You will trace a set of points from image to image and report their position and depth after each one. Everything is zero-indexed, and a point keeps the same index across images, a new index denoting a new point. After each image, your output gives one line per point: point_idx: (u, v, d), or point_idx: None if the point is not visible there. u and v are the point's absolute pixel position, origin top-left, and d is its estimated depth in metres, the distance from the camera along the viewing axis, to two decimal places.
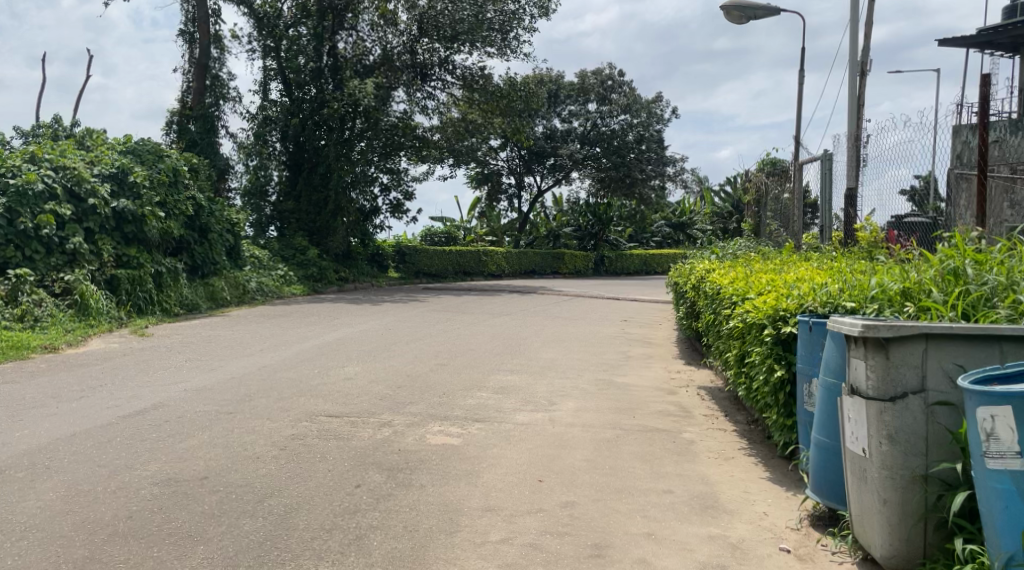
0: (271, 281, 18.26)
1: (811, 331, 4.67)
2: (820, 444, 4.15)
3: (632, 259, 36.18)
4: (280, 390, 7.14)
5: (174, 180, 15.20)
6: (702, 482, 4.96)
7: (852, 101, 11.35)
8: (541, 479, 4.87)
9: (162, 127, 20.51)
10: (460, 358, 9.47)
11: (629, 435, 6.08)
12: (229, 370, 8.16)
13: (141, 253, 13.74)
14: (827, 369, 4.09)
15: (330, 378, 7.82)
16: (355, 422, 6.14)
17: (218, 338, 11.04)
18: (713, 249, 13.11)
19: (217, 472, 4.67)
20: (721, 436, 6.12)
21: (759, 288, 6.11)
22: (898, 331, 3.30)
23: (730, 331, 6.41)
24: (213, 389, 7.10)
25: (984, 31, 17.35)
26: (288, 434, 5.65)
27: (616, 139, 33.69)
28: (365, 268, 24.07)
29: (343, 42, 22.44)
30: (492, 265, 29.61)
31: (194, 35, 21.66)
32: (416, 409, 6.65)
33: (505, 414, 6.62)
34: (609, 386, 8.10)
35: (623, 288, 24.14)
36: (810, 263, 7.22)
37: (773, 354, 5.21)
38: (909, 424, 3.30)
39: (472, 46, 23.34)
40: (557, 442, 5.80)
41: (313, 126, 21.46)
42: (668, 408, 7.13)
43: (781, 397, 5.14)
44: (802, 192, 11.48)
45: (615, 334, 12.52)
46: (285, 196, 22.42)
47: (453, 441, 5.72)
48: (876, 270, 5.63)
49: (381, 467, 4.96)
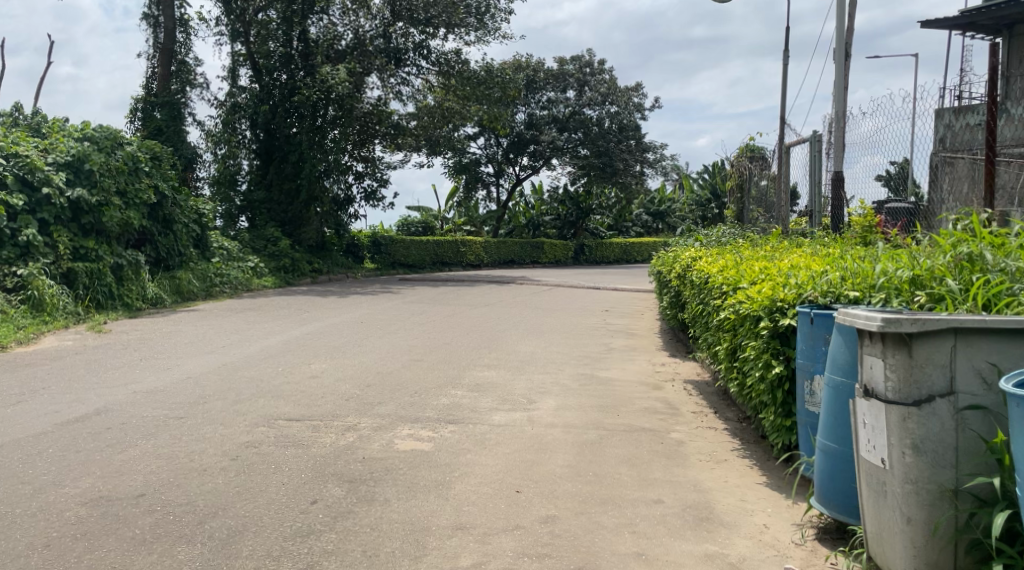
0: (241, 274, 17.62)
1: (812, 324, 4.26)
2: (827, 450, 3.74)
3: (613, 248, 35.94)
4: (238, 391, 6.64)
5: (134, 168, 14.48)
6: (694, 489, 4.54)
7: (837, 82, 10.95)
8: (518, 490, 4.43)
9: (126, 114, 19.79)
10: (435, 353, 9.00)
11: (613, 436, 5.65)
12: (185, 369, 7.63)
13: (100, 245, 13.13)
14: (833, 366, 3.68)
15: (294, 377, 7.32)
16: (317, 426, 5.66)
17: (177, 334, 10.47)
18: (696, 236, 12.72)
19: (156, 489, 4.21)
20: (711, 436, 5.71)
21: (752, 277, 5.67)
22: (923, 326, 2.90)
23: (720, 322, 5.97)
24: (165, 391, 6.58)
25: (966, 13, 17.05)
26: (241, 441, 5.17)
27: (596, 126, 33.27)
28: (339, 260, 23.51)
29: (314, 26, 21.54)
30: (471, 254, 29.16)
31: (159, 18, 20.82)
32: (385, 410, 6.18)
33: (481, 415, 6.17)
34: (591, 382, 7.67)
35: (605, 277, 23.73)
36: (804, 249, 6.79)
37: (770, 349, 4.77)
38: (936, 432, 2.90)
39: (447, 30, 22.77)
40: (536, 445, 5.36)
41: (284, 112, 20.83)
42: (654, 405, 6.72)
43: (779, 395, 4.72)
44: (788, 176, 11.10)
45: (596, 325, 12.11)
46: (255, 186, 21.72)
47: (423, 446, 5.27)
48: (879, 256, 5.20)
49: (342, 479, 4.50)
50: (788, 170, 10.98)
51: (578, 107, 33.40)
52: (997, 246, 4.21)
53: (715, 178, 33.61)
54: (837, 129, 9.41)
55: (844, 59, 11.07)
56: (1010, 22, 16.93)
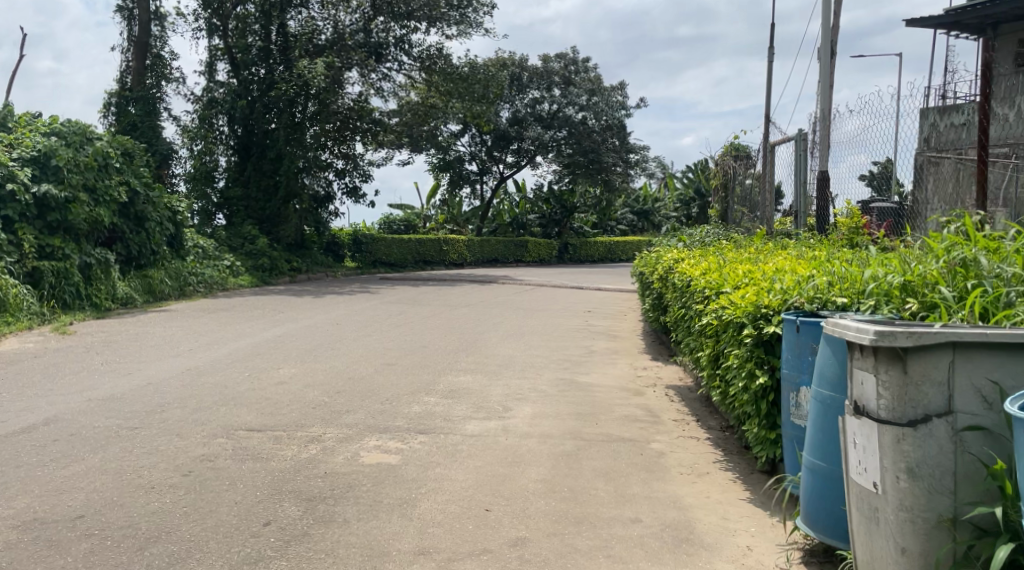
0: (216, 273, 17.22)
1: (799, 332, 4.03)
2: (815, 468, 3.51)
3: (598, 246, 35.84)
4: (199, 399, 6.33)
5: (104, 164, 14.10)
6: (674, 506, 4.30)
7: (822, 80, 10.74)
8: (487, 508, 4.17)
9: (100, 109, 19.35)
10: (410, 357, 8.72)
11: (591, 447, 5.40)
12: (147, 375, 7.32)
13: (67, 243, 12.74)
14: (821, 380, 3.46)
15: (260, 384, 7.02)
16: (279, 437, 5.38)
17: (145, 336, 10.14)
18: (680, 236, 12.50)
19: (97, 510, 3.93)
20: (693, 447, 5.47)
21: (735, 281, 5.44)
22: (919, 341, 2.67)
23: (703, 327, 5.73)
24: (122, 399, 6.28)
25: (950, 12, 16.98)
26: (196, 455, 4.89)
27: (581, 125, 33.04)
28: (319, 258, 23.20)
29: (293, 20, 21.22)
30: (454, 253, 28.83)
31: (134, 11, 20.30)
32: (353, 419, 5.91)
33: (453, 424, 5.89)
34: (570, 387, 7.42)
35: (588, 277, 23.50)
36: (789, 251, 6.56)
37: (754, 358, 4.54)
38: (933, 455, 2.67)
39: (429, 24, 22.53)
40: (510, 458, 5.10)
41: (262, 109, 20.35)
42: (634, 413, 6.47)
43: (763, 407, 4.48)
44: (772, 176, 10.88)
45: (579, 327, 11.86)
46: (232, 182, 21.30)
47: (390, 459, 5.00)
48: (867, 260, 4.98)
49: (299, 497, 4.22)
50: (773, 169, 10.76)
51: (562, 105, 33.07)
52: (992, 250, 3.98)
53: (698, 176, 33.45)
54: (823, 127, 9.20)
55: (829, 57, 10.88)
56: (994, 22, 16.88)
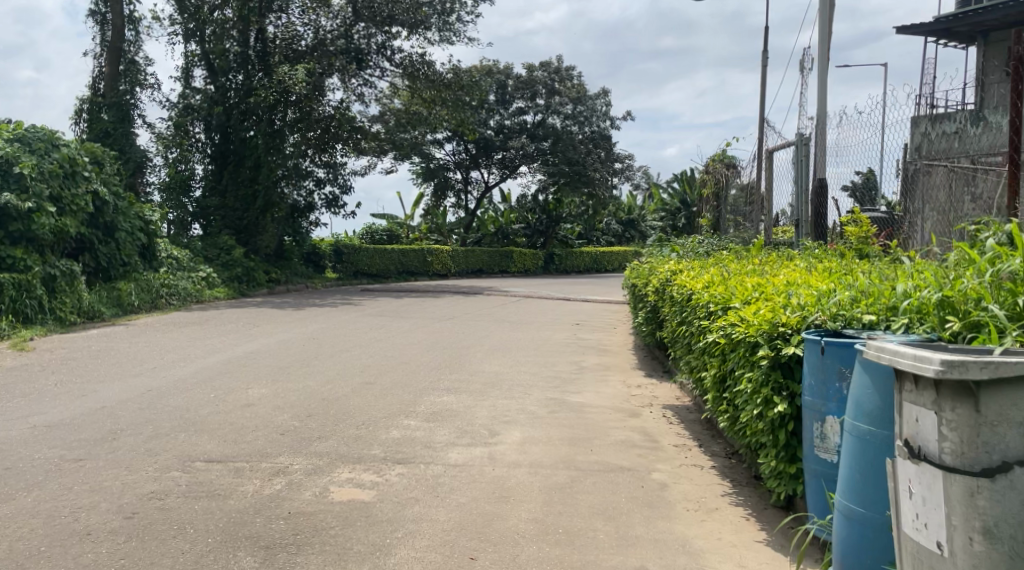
0: (190, 284, 16.58)
1: (823, 354, 3.56)
2: (857, 516, 3.04)
3: (582, 257, 35.61)
4: (155, 424, 5.78)
5: (71, 172, 13.49)
6: (683, 551, 3.81)
7: (820, 85, 10.31)
8: (470, 555, 3.67)
9: (70, 116, 18.69)
10: (389, 375, 8.19)
11: (587, 479, 4.88)
12: (103, 397, 6.75)
13: (29, 254, 12.15)
14: (857, 412, 3.02)
15: (225, 406, 6.48)
16: (241, 468, 4.85)
17: (109, 352, 9.54)
18: (671, 246, 12.04)
19: (19, 565, 3.40)
20: (699, 478, 4.97)
21: (745, 294, 4.98)
22: (996, 372, 2.23)
23: (707, 346, 5.26)
24: (71, 425, 5.71)
25: (942, 19, 16.74)
26: (143, 493, 4.35)
27: (566, 134, 32.60)
28: (298, 269, 22.63)
29: (272, 25, 20.78)
30: (437, 263, 28.24)
31: (107, 15, 19.66)
32: (324, 447, 5.38)
33: (434, 452, 5.37)
34: (560, 408, 6.91)
35: (572, 288, 22.98)
36: (796, 262, 6.11)
37: (770, 383, 4.04)
38: (1014, 511, 2.23)
39: (411, 29, 22.00)
40: (497, 493, 4.58)
41: (239, 116, 19.87)
42: (631, 437, 5.97)
43: (781, 437, 3.99)
44: (767, 182, 10.43)
45: (567, 341, 11.36)
46: (210, 192, 20.67)
47: (363, 494, 4.47)
48: (892, 273, 4.54)
49: (257, 545, 3.70)
50: (768, 176, 10.30)
51: (546, 114, 32.71)
52: None
53: (684, 186, 33.08)
54: (823, 132, 8.75)
55: (826, 60, 10.45)
56: (985, 28, 16.59)
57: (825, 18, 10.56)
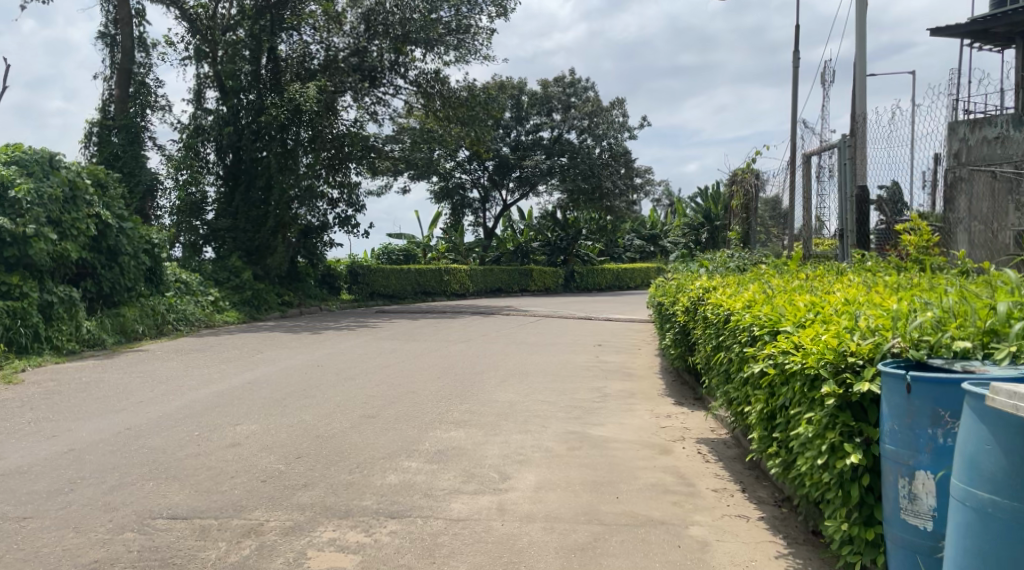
0: (198, 309, 16.06)
1: (909, 393, 2.80)
2: None
3: (604, 273, 34.63)
4: (122, 472, 5.11)
5: (71, 196, 12.98)
6: None
7: (861, 86, 9.50)
8: None
9: (80, 139, 18.26)
10: (394, 406, 7.48)
11: (613, 537, 4.11)
12: (74, 437, 6.09)
13: (26, 280, 11.60)
14: (969, 472, 2.29)
15: (206, 447, 5.80)
16: (209, 527, 4.16)
17: (100, 382, 8.94)
18: (699, 262, 11.18)
19: None
20: (746, 534, 4.19)
21: (798, 316, 4.21)
22: None
23: (753, 377, 4.50)
24: (28, 474, 5.06)
25: (976, 19, 15.87)
26: (85, 562, 3.67)
27: (585, 151, 31.86)
28: (313, 290, 22.20)
29: (285, 43, 20.30)
30: (455, 282, 27.64)
31: (116, 37, 19.32)
32: (309, 498, 4.67)
33: (435, 502, 4.64)
34: (583, 444, 6.16)
35: (595, 307, 22.14)
36: (851, 277, 5.33)
37: (839, 427, 3.28)
38: None
39: (427, 48, 21.42)
40: (506, 557, 3.84)
41: (251, 137, 19.34)
42: (663, 480, 5.19)
43: (854, 494, 3.21)
44: (802, 189, 9.65)
45: (588, 364, 10.60)
46: (221, 214, 20.05)
47: (346, 561, 3.76)
48: (977, 289, 3.77)
49: None
50: (804, 181, 9.50)
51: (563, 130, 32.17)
52: None
53: (707, 201, 32.10)
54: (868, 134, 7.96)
55: (866, 59, 9.66)
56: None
57: (862, 14, 9.80)
